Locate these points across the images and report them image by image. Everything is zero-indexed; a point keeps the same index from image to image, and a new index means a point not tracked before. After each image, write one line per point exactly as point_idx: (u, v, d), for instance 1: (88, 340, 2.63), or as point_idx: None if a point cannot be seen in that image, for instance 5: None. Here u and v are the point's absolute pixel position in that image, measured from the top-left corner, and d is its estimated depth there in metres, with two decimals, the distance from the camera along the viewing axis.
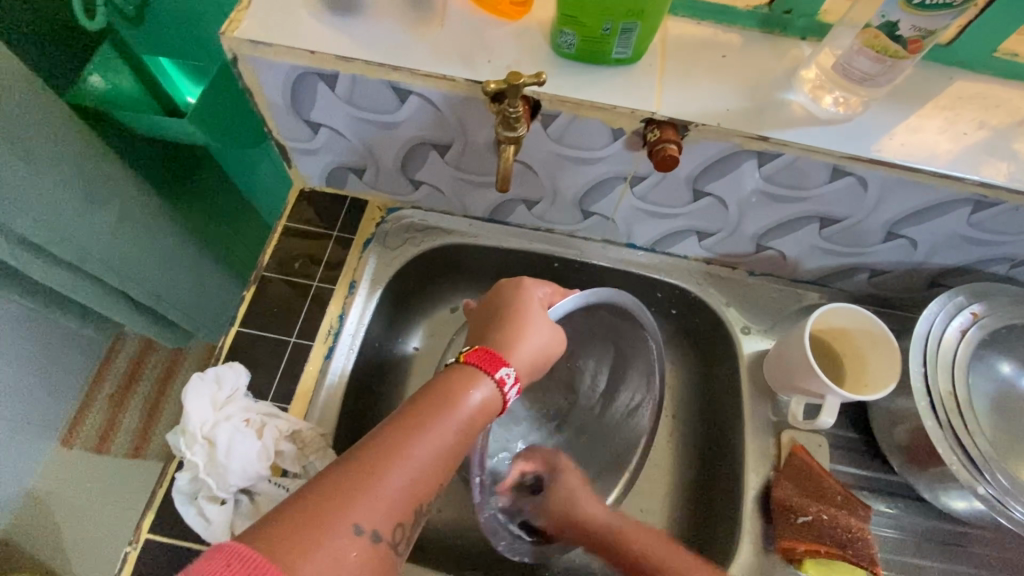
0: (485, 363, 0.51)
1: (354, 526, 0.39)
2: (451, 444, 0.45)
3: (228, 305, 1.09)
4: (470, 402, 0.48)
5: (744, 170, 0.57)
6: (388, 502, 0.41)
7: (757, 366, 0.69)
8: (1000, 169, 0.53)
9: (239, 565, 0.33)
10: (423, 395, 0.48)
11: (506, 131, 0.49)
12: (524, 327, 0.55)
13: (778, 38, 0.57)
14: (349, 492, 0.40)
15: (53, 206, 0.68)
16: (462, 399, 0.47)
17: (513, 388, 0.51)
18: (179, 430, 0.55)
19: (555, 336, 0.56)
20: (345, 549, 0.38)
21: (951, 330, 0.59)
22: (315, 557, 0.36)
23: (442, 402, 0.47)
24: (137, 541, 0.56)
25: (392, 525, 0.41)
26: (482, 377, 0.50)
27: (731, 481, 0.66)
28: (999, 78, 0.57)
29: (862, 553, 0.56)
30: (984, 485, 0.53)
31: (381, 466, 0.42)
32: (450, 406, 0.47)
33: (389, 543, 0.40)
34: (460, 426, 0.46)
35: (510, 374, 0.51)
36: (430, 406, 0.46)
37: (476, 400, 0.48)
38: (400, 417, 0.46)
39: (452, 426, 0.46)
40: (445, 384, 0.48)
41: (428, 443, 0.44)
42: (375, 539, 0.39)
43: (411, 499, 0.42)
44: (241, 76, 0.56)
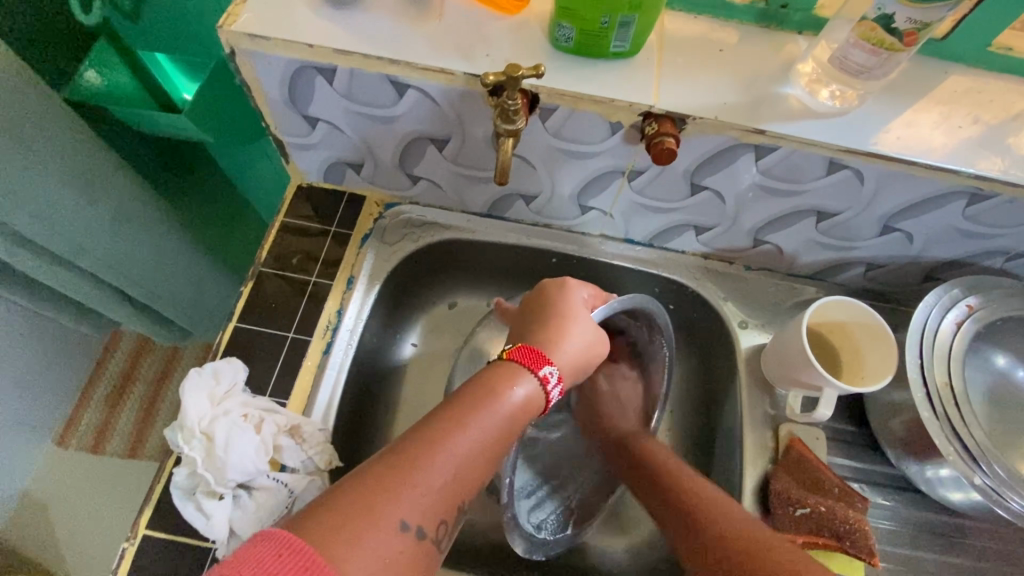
0: (528, 360, 0.51)
1: (399, 521, 0.38)
2: (491, 441, 0.45)
3: (226, 303, 1.08)
4: (512, 399, 0.48)
5: (741, 164, 0.57)
6: (432, 499, 0.40)
7: (754, 360, 0.69)
8: (995, 162, 0.53)
9: (288, 555, 0.33)
10: (465, 391, 0.48)
11: (504, 123, 0.49)
12: (566, 326, 0.55)
13: (775, 32, 0.58)
14: (396, 485, 0.39)
15: (50, 201, 0.68)
16: (504, 396, 0.48)
17: (555, 387, 0.51)
18: (176, 426, 0.54)
19: (598, 338, 0.57)
20: (392, 544, 0.37)
21: (947, 322, 0.59)
22: (364, 550, 0.36)
23: (484, 397, 0.47)
24: (135, 537, 0.56)
25: (435, 521, 0.40)
26: (526, 374, 0.50)
27: (729, 474, 0.66)
28: (993, 72, 0.58)
29: (859, 545, 0.56)
30: (981, 476, 0.53)
31: (424, 460, 0.41)
32: (491, 402, 0.47)
33: (432, 540, 0.40)
34: (502, 423, 0.46)
35: (553, 373, 0.51)
36: (471, 401, 0.46)
37: (518, 397, 0.48)
38: (442, 412, 0.45)
39: (494, 422, 0.46)
40: (489, 381, 0.49)
41: (469, 439, 0.44)
42: (420, 535, 0.39)
43: (453, 496, 0.42)
44: (238, 70, 0.56)
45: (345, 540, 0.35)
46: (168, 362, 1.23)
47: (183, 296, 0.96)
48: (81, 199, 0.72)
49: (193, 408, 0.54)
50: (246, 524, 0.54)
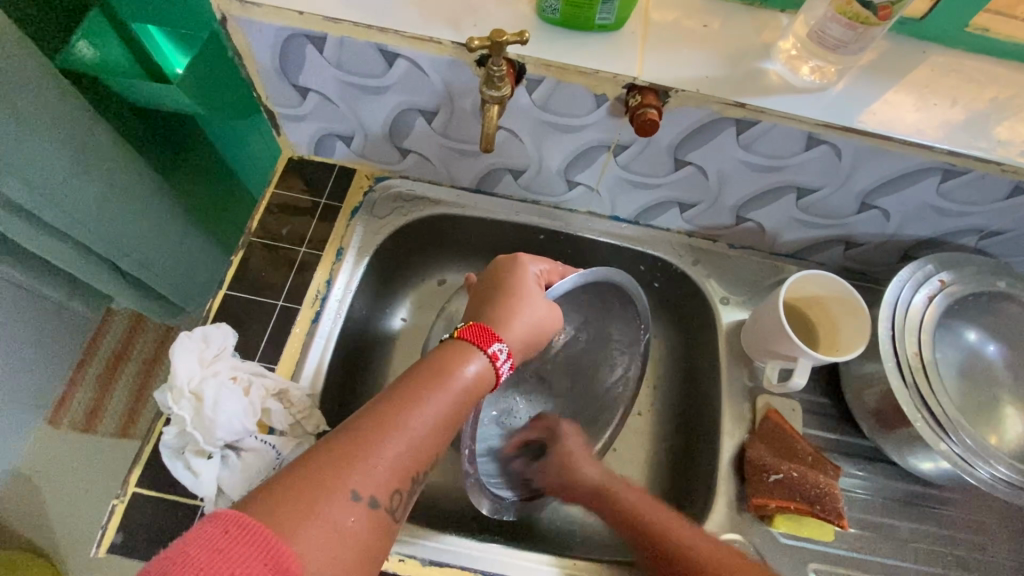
0: (479, 338, 0.52)
1: (351, 492, 0.39)
2: (446, 414, 0.46)
3: (213, 276, 1.10)
4: (464, 374, 0.49)
5: (723, 138, 0.58)
6: (385, 471, 0.41)
7: (734, 336, 0.71)
8: (968, 139, 0.54)
9: (236, 531, 0.33)
10: (418, 366, 0.48)
11: (489, 90, 0.50)
12: (517, 306, 0.55)
13: (758, 10, 0.59)
14: (344, 460, 0.40)
15: (43, 168, 0.69)
16: (456, 371, 0.48)
17: (506, 362, 0.52)
18: (166, 387, 0.55)
19: (551, 313, 0.57)
20: (344, 515, 0.38)
21: (919, 298, 0.61)
22: (315, 523, 0.37)
23: (435, 374, 0.47)
24: (124, 494, 0.57)
25: (389, 492, 0.41)
26: (475, 351, 0.51)
27: (707, 445, 0.68)
28: (970, 52, 0.59)
29: (830, 509, 0.57)
30: (947, 443, 0.55)
31: (373, 435, 0.42)
32: (442, 377, 0.47)
33: (386, 510, 0.41)
34: (453, 397, 0.47)
35: (502, 350, 0.52)
36: (420, 378, 0.47)
37: (470, 372, 0.49)
38: (393, 391, 0.46)
39: (445, 398, 0.46)
40: (439, 357, 0.49)
41: (420, 413, 0.45)
42: (373, 505, 0.40)
43: (407, 467, 0.43)
44: (230, 38, 0.57)
45: (297, 514, 0.36)
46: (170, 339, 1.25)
47: (173, 272, 0.98)
48: (72, 170, 0.73)
49: (183, 370, 0.55)
50: (233, 482, 0.55)
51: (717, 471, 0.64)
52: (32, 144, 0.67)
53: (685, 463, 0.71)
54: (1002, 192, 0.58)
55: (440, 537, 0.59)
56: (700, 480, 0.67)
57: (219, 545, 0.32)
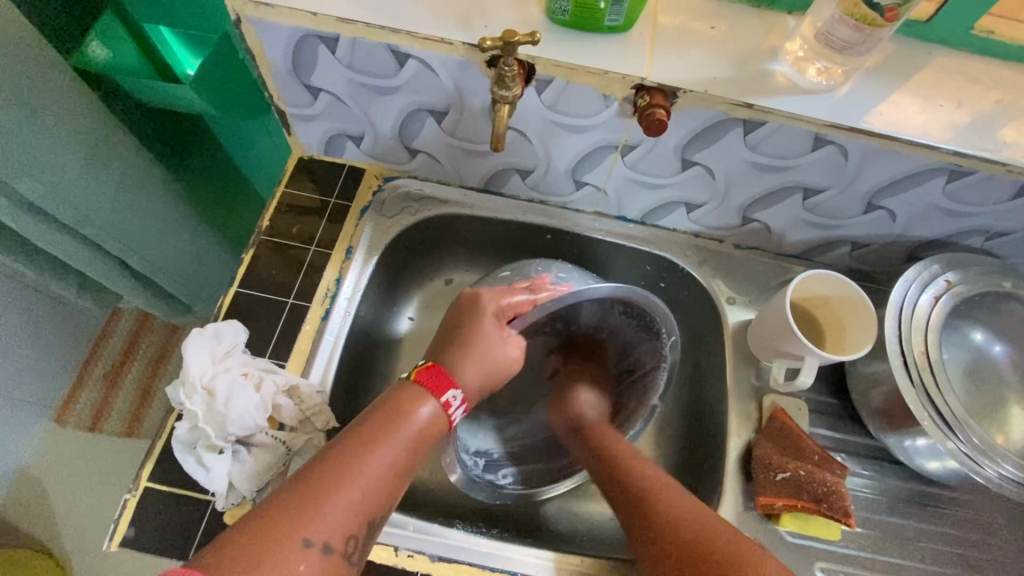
0: (433, 384, 0.55)
1: (305, 539, 0.41)
2: (402, 460, 0.49)
3: (222, 281, 1.11)
4: (418, 419, 0.52)
5: (730, 138, 0.59)
6: (341, 517, 0.44)
7: (741, 335, 0.71)
8: (973, 139, 0.55)
9: None
10: (375, 413, 0.51)
11: (500, 90, 0.51)
12: (471, 349, 0.59)
13: (765, 12, 0.60)
14: (299, 508, 0.42)
15: (57, 167, 0.70)
16: (412, 417, 0.51)
17: (457, 409, 0.55)
18: (178, 383, 0.56)
19: (509, 356, 0.61)
20: (298, 561, 0.40)
21: (925, 298, 0.61)
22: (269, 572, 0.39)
23: (391, 423, 0.50)
24: (136, 489, 0.57)
25: (344, 537, 0.43)
26: (429, 398, 0.54)
27: (714, 444, 0.68)
28: (976, 55, 0.60)
29: (837, 507, 0.58)
30: (954, 442, 0.55)
31: (330, 482, 0.44)
32: (399, 423, 0.50)
33: (341, 554, 0.43)
34: (410, 442, 0.50)
35: (455, 397, 0.55)
36: (380, 424, 0.50)
37: (424, 418, 0.52)
38: (352, 437, 0.49)
39: (401, 443, 0.49)
40: (395, 403, 0.52)
41: (379, 458, 0.48)
42: (327, 551, 0.42)
43: (362, 513, 0.45)
44: (244, 38, 0.58)
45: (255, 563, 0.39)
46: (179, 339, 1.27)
47: (181, 273, 0.98)
48: (86, 169, 0.74)
49: (196, 365, 0.56)
50: (245, 478, 0.56)
51: (723, 470, 0.64)
52: (48, 142, 0.68)
53: (691, 463, 0.71)
54: (1008, 193, 0.58)
55: (448, 532, 0.60)
56: (707, 479, 0.67)
57: None
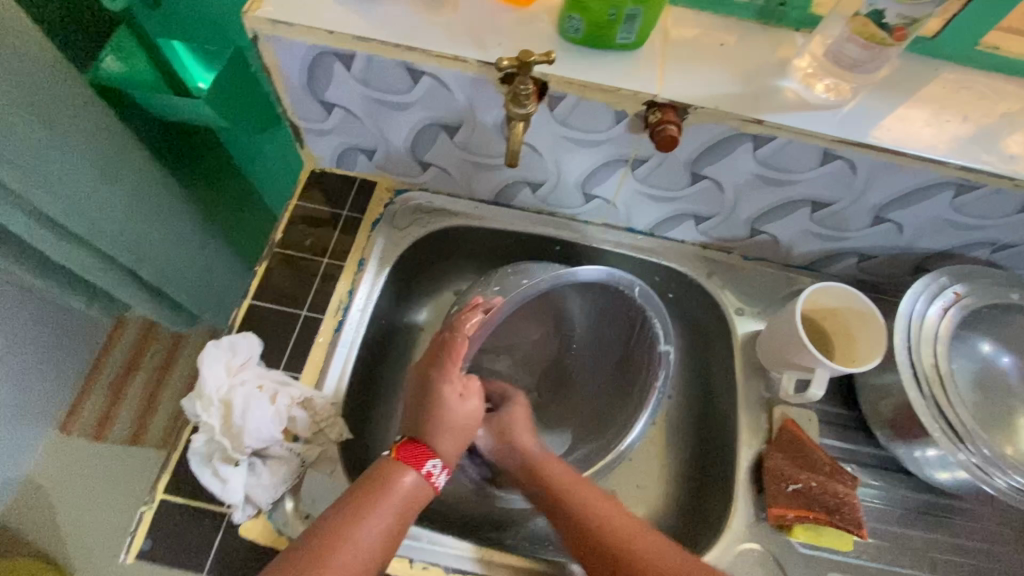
0: (413, 454, 0.56)
1: None
2: (390, 529, 0.52)
3: (232, 290, 1.12)
4: (403, 487, 0.54)
5: (740, 153, 0.59)
6: None
7: (750, 346, 0.72)
8: (980, 154, 0.56)
9: None
10: (362, 483, 0.54)
11: (515, 107, 0.52)
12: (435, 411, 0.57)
13: (774, 29, 0.61)
14: None
15: (72, 181, 0.71)
16: (396, 486, 0.54)
17: (440, 475, 0.56)
18: (195, 395, 0.57)
19: (469, 409, 0.58)
20: None
21: (934, 310, 0.62)
22: None
23: (373, 497, 0.52)
24: (152, 501, 0.58)
25: None
26: (410, 470, 0.55)
27: (725, 455, 0.68)
28: (983, 71, 0.61)
29: (849, 518, 0.58)
30: (966, 454, 0.56)
31: (322, 559, 0.48)
32: (384, 494, 0.53)
33: None
34: (395, 512, 0.52)
35: (436, 466, 0.56)
36: (366, 496, 0.52)
37: (408, 485, 0.54)
38: (341, 511, 0.51)
39: (388, 514, 0.52)
40: (381, 473, 0.54)
41: (367, 532, 0.50)
42: None
43: None
44: (261, 55, 0.59)
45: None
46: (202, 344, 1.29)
47: (191, 283, 0.99)
48: (99, 183, 0.74)
49: (212, 378, 0.56)
50: (261, 491, 0.56)
51: (734, 481, 0.65)
52: (63, 157, 0.69)
53: (700, 475, 0.72)
54: (1015, 206, 0.59)
55: (461, 544, 0.60)
56: (717, 490, 0.67)
57: None
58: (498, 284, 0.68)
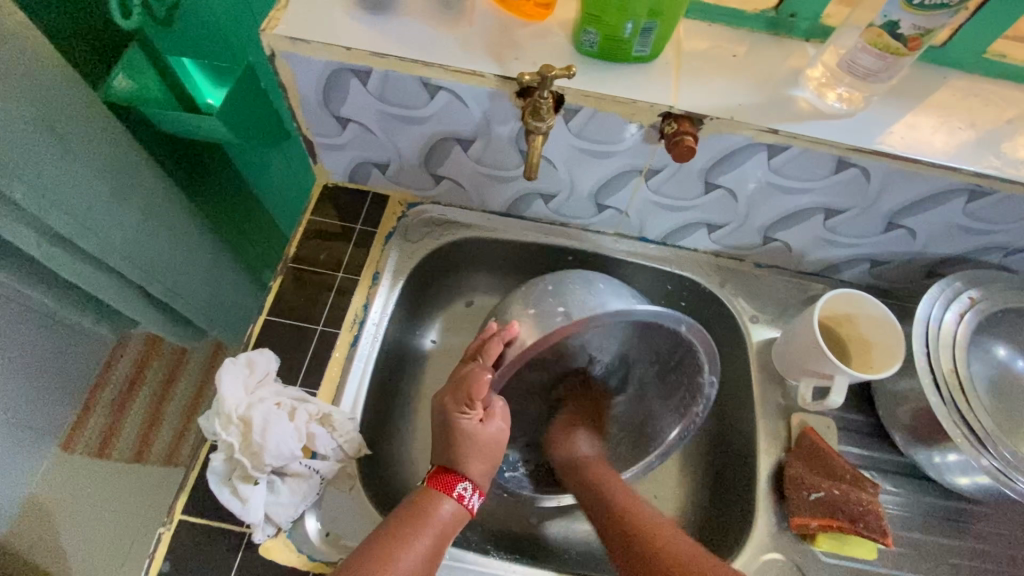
0: (446, 482, 0.58)
1: None
2: (429, 553, 0.53)
3: (241, 308, 1.13)
4: (440, 514, 0.56)
5: (754, 163, 0.60)
6: None
7: (765, 354, 0.72)
8: (993, 160, 0.56)
9: None
10: (400, 511, 0.55)
11: (534, 121, 0.53)
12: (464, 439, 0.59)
13: (783, 39, 0.61)
14: None
15: (87, 200, 0.71)
16: (433, 512, 0.55)
17: (473, 498, 0.58)
18: (214, 413, 0.56)
19: (498, 436, 0.61)
20: None
21: (950, 315, 0.62)
22: None
23: (414, 522, 0.54)
24: (171, 522, 0.57)
25: None
26: (446, 495, 0.57)
27: (743, 464, 0.68)
28: (990, 78, 0.61)
29: (873, 526, 0.58)
30: (987, 458, 0.56)
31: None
32: (422, 520, 0.54)
33: None
34: (433, 536, 0.54)
35: (468, 488, 0.58)
36: (405, 521, 0.54)
37: (445, 512, 0.56)
38: (382, 534, 0.52)
39: (426, 539, 0.53)
40: (417, 503, 0.56)
41: (409, 555, 0.51)
42: None
43: None
44: (277, 72, 0.59)
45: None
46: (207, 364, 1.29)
47: (201, 299, 1.00)
48: (113, 201, 0.75)
49: (230, 395, 0.56)
50: (281, 509, 0.56)
51: (755, 490, 0.64)
52: (79, 176, 0.69)
53: (719, 485, 0.71)
54: None
55: (482, 558, 0.59)
56: (737, 499, 0.67)
57: None
58: (534, 305, 0.62)
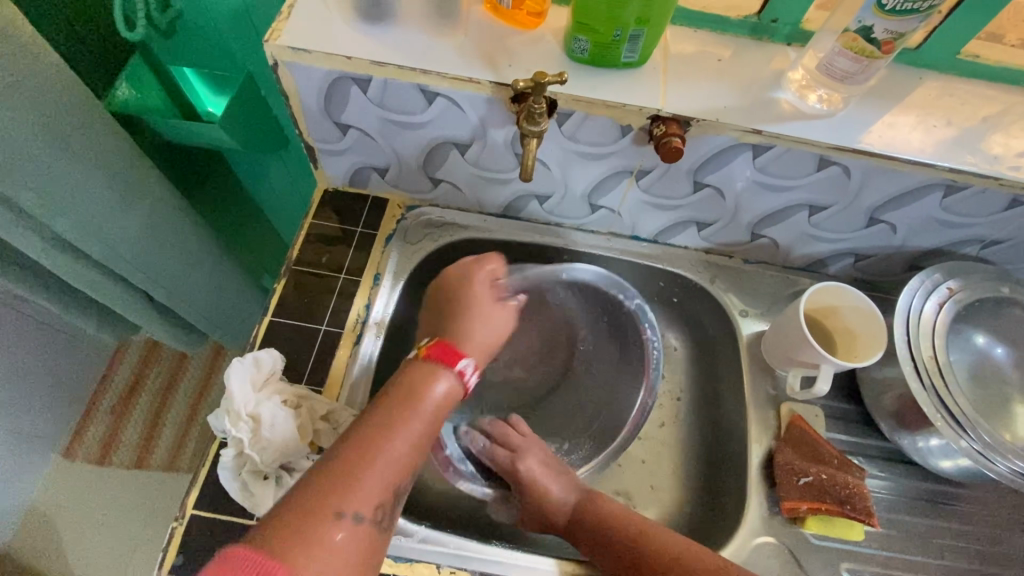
0: (445, 357, 0.59)
1: (340, 515, 0.46)
2: (419, 429, 0.54)
3: (245, 313, 1.15)
4: (436, 392, 0.57)
5: (740, 162, 0.63)
6: (369, 488, 0.49)
7: (755, 346, 0.74)
8: (967, 157, 0.59)
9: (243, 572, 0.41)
10: (394, 388, 0.56)
11: (530, 125, 0.55)
12: (473, 321, 0.65)
13: (766, 44, 0.64)
14: (339, 490, 0.47)
15: (93, 207, 0.73)
16: (428, 387, 0.57)
17: (471, 375, 0.60)
18: (224, 411, 0.58)
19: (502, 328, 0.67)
20: (345, 537, 0.46)
21: (929, 306, 0.65)
22: (317, 553, 0.44)
23: (407, 396, 0.55)
24: (183, 517, 0.59)
25: (374, 506, 0.48)
26: (443, 370, 0.59)
27: (736, 452, 0.71)
28: (964, 78, 0.64)
29: (859, 508, 0.61)
30: (966, 440, 0.58)
31: (359, 457, 0.50)
32: (414, 396, 0.55)
33: (372, 522, 0.48)
34: (426, 412, 0.55)
35: (467, 365, 0.60)
36: (398, 398, 0.55)
37: (439, 392, 0.57)
38: (377, 409, 0.54)
39: (419, 415, 0.54)
40: (413, 376, 0.57)
41: (400, 432, 0.52)
42: (359, 520, 0.47)
43: (387, 483, 0.50)
44: (279, 80, 0.61)
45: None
46: (208, 367, 1.31)
47: (204, 304, 1.01)
48: (118, 208, 0.76)
49: (239, 394, 0.58)
50: None
51: (747, 477, 0.67)
52: (87, 184, 0.71)
53: (713, 474, 0.74)
54: (1001, 204, 0.62)
55: (485, 547, 0.61)
56: (730, 486, 0.70)
57: None
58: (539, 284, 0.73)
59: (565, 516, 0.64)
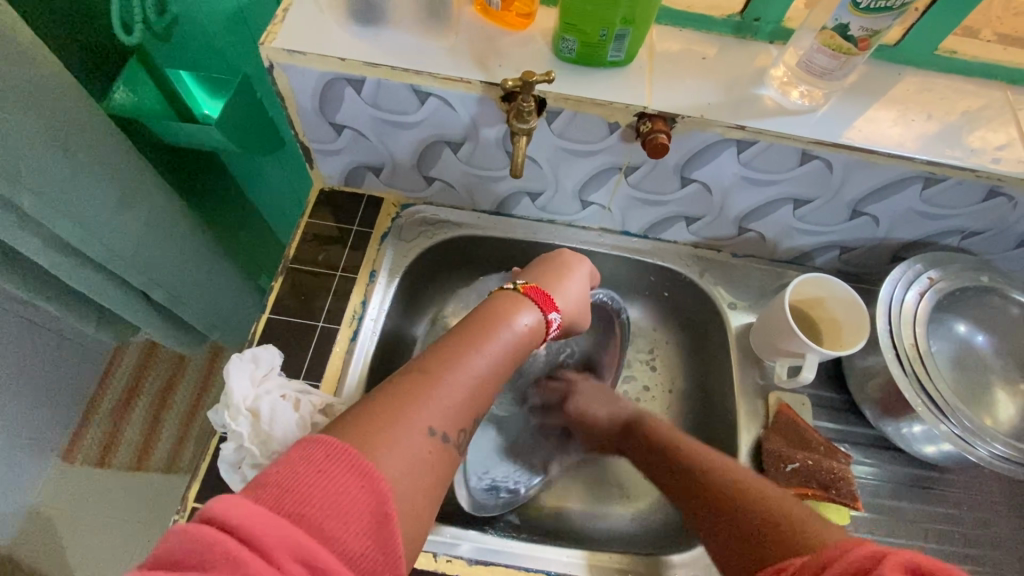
0: (540, 300, 0.60)
1: (426, 427, 0.45)
2: (500, 360, 0.53)
3: (242, 313, 1.16)
4: (520, 326, 0.57)
5: (725, 157, 0.64)
6: (450, 409, 0.47)
7: (744, 338, 0.76)
8: (945, 150, 0.61)
9: (328, 458, 0.38)
10: (478, 316, 0.57)
11: (519, 123, 0.57)
12: (562, 282, 0.65)
13: (749, 42, 0.66)
14: (424, 394, 0.47)
15: (93, 209, 0.74)
16: (512, 320, 0.57)
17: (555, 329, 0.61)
18: (224, 405, 0.60)
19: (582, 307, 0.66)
20: (423, 445, 0.44)
21: (911, 295, 0.66)
22: (395, 445, 0.42)
23: (494, 327, 0.56)
24: (185, 509, 0.60)
25: (456, 430, 0.47)
26: (533, 308, 0.59)
27: (726, 441, 0.72)
28: (943, 73, 0.66)
29: (845, 492, 0.62)
30: (947, 425, 0.60)
31: (443, 372, 0.49)
32: (501, 325, 0.56)
33: (451, 446, 0.46)
34: (511, 345, 0.55)
35: (557, 319, 0.61)
36: (484, 326, 0.55)
37: (524, 327, 0.57)
38: (464, 334, 0.54)
39: (504, 349, 0.54)
40: (498, 307, 0.58)
41: (484, 359, 0.52)
42: (441, 438, 0.45)
43: (466, 411, 0.49)
44: (275, 82, 0.62)
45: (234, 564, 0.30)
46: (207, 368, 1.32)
47: (202, 303, 1.02)
48: (117, 210, 0.77)
49: (237, 388, 0.59)
50: None
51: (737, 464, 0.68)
52: (86, 187, 0.72)
53: None
54: (979, 196, 0.64)
55: (484, 537, 0.63)
56: None
57: (308, 474, 0.37)
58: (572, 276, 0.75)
59: (620, 432, 0.72)
